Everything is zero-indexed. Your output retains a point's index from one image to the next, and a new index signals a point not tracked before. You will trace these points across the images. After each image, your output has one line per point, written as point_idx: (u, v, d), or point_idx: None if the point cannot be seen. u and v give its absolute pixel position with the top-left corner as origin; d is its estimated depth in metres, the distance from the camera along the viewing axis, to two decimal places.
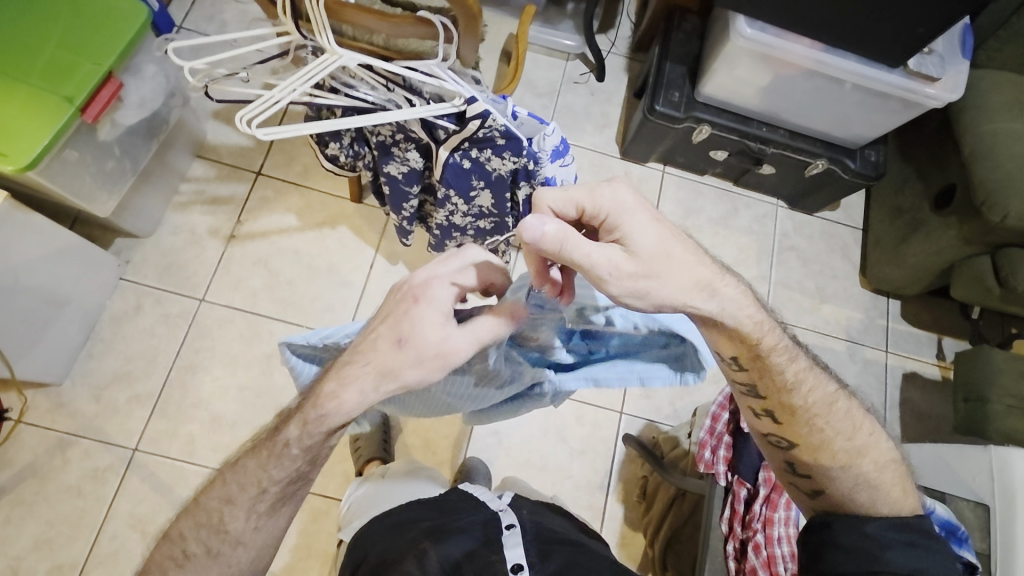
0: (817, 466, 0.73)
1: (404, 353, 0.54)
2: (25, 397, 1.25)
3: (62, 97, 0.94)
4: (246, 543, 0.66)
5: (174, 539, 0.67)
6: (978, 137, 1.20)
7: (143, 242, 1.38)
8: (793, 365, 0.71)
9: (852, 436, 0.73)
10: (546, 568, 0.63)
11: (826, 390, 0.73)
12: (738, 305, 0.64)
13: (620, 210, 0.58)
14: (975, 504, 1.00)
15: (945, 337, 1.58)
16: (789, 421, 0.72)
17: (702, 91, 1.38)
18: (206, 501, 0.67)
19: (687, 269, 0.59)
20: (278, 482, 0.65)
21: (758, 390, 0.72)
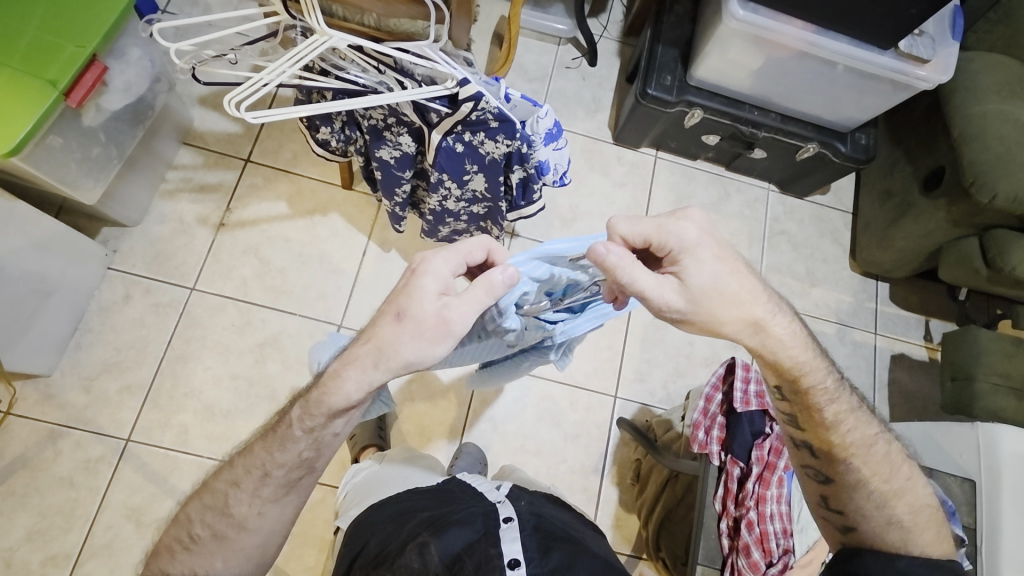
0: (852, 501, 0.74)
1: (402, 326, 0.59)
2: (14, 389, 1.24)
3: (44, 81, 0.92)
4: (249, 529, 0.66)
5: (183, 522, 0.68)
6: (967, 119, 1.21)
7: (130, 231, 1.36)
8: (836, 404, 0.73)
9: (891, 478, 0.73)
10: (545, 565, 0.63)
11: (866, 431, 0.74)
12: (785, 340, 0.69)
13: (683, 245, 0.64)
14: (962, 479, 1.02)
15: (933, 319, 1.60)
16: (827, 457, 0.74)
17: (695, 75, 1.37)
18: (213, 484, 0.68)
19: (740, 307, 0.66)
20: (283, 466, 0.65)
21: (797, 419, 0.75)
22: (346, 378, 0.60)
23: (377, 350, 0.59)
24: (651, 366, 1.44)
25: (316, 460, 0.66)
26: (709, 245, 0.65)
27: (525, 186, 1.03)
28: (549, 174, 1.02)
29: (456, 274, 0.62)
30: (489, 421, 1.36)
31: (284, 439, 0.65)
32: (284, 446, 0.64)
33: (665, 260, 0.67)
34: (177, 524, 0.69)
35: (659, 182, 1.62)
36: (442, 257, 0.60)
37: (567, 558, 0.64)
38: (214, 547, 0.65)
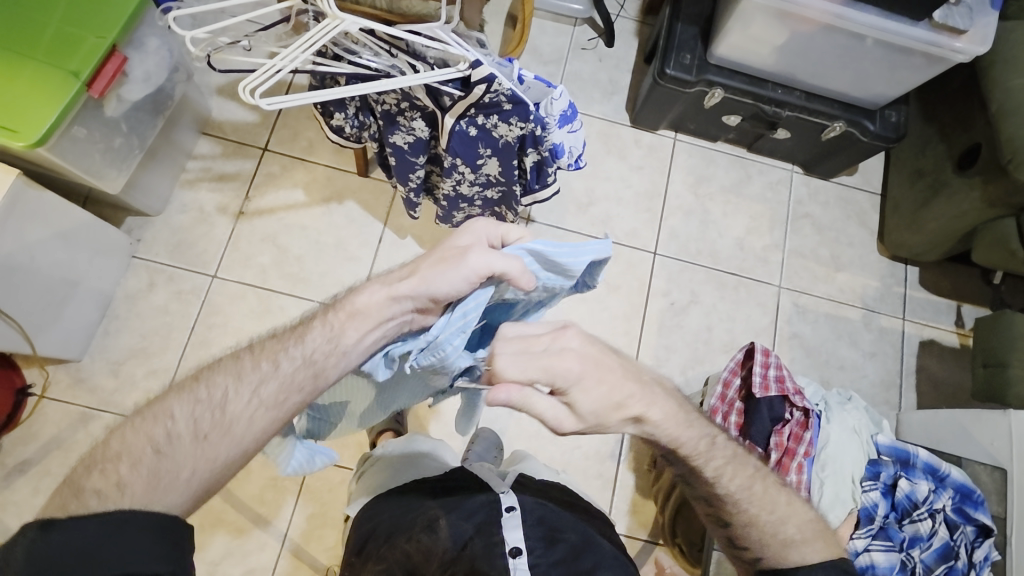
0: (755, 537, 0.67)
1: (445, 257, 0.59)
2: (47, 373, 1.28)
3: (66, 72, 0.93)
4: (234, 436, 0.58)
5: (155, 417, 0.57)
6: (1007, 93, 1.14)
7: (153, 220, 1.38)
8: (716, 456, 0.69)
9: (775, 508, 0.68)
10: (548, 556, 0.63)
11: (746, 471, 0.70)
12: (660, 423, 0.65)
13: (576, 375, 0.57)
14: (991, 467, 1.00)
15: (964, 304, 1.54)
16: (722, 507, 0.69)
17: (716, 53, 1.33)
18: (207, 378, 0.60)
19: (622, 402, 0.61)
20: (294, 362, 0.62)
21: (687, 479, 0.70)
22: (375, 291, 0.63)
23: (421, 275, 0.60)
24: (668, 353, 1.45)
25: (327, 365, 0.62)
26: (596, 363, 0.58)
27: (539, 169, 1.02)
28: (564, 157, 0.99)
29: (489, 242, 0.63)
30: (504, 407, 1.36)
31: (303, 335, 0.63)
32: (302, 339, 0.63)
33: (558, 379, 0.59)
34: (142, 420, 0.57)
35: (678, 165, 1.59)
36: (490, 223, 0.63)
37: (572, 550, 0.64)
38: (187, 450, 0.56)
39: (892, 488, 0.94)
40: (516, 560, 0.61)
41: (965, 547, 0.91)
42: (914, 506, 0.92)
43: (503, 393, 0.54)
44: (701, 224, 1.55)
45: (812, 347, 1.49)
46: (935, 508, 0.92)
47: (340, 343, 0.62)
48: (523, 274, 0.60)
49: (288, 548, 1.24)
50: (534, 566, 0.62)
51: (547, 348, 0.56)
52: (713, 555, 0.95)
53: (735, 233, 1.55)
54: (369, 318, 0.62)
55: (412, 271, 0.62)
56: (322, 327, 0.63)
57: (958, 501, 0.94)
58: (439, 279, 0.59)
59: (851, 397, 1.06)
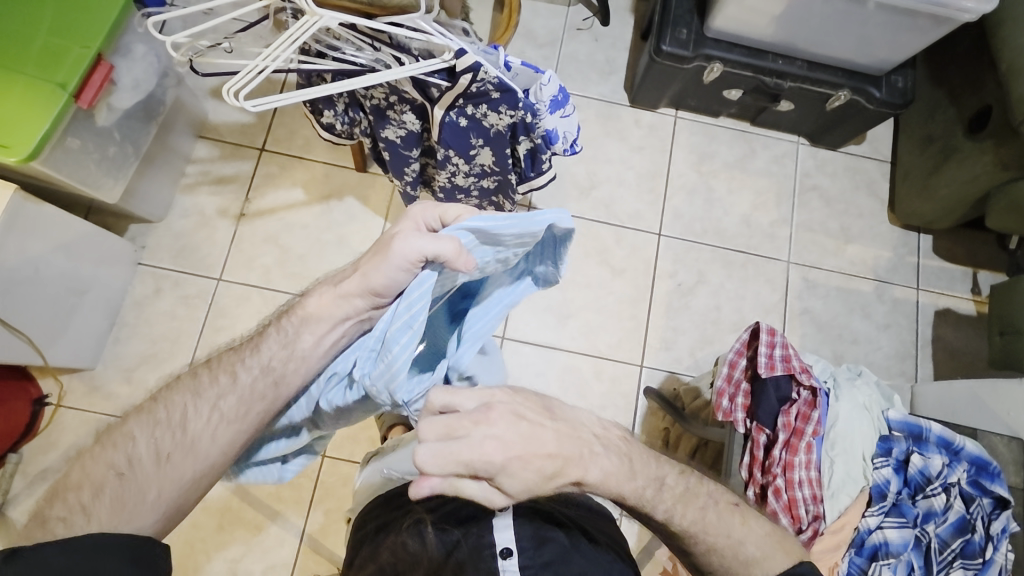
0: (717, 564, 0.66)
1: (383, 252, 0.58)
2: (62, 383, 1.31)
3: (55, 84, 0.93)
4: (196, 454, 0.60)
5: (116, 443, 0.60)
6: (1016, 52, 1.10)
7: (156, 226, 1.40)
8: (665, 500, 0.63)
9: (732, 531, 0.66)
10: (538, 557, 0.63)
11: (715, 511, 0.67)
12: (606, 481, 0.57)
13: (508, 452, 0.48)
14: (1007, 439, 0.97)
15: (981, 271, 1.51)
16: (682, 539, 0.66)
17: (712, 26, 1.30)
18: (166, 399, 0.63)
19: (561, 470, 0.53)
20: (251, 373, 0.63)
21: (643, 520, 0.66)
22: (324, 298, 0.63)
23: (362, 275, 0.59)
24: (676, 333, 1.44)
25: (282, 377, 0.63)
26: (524, 443, 0.49)
27: (533, 156, 1.00)
28: (558, 143, 0.97)
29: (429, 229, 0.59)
30: None
31: (258, 344, 0.64)
32: (257, 350, 0.64)
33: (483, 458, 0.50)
34: (102, 449, 0.60)
35: (680, 143, 1.56)
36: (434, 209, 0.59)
37: (563, 552, 0.64)
38: (151, 472, 0.59)
39: (905, 464, 0.93)
40: (505, 561, 0.62)
41: (982, 520, 0.91)
42: (928, 481, 0.92)
43: (426, 487, 0.48)
44: (706, 202, 1.53)
45: (824, 322, 1.47)
46: (949, 482, 0.91)
47: (295, 351, 0.63)
48: (460, 256, 0.54)
49: (306, 543, 1.26)
50: (524, 568, 0.62)
51: (464, 440, 0.47)
52: None
53: (740, 210, 1.53)
54: (321, 322, 0.62)
55: (355, 269, 0.62)
56: (275, 335, 0.64)
57: (975, 474, 0.93)
58: (375, 275, 0.58)
59: (862, 372, 1.04)
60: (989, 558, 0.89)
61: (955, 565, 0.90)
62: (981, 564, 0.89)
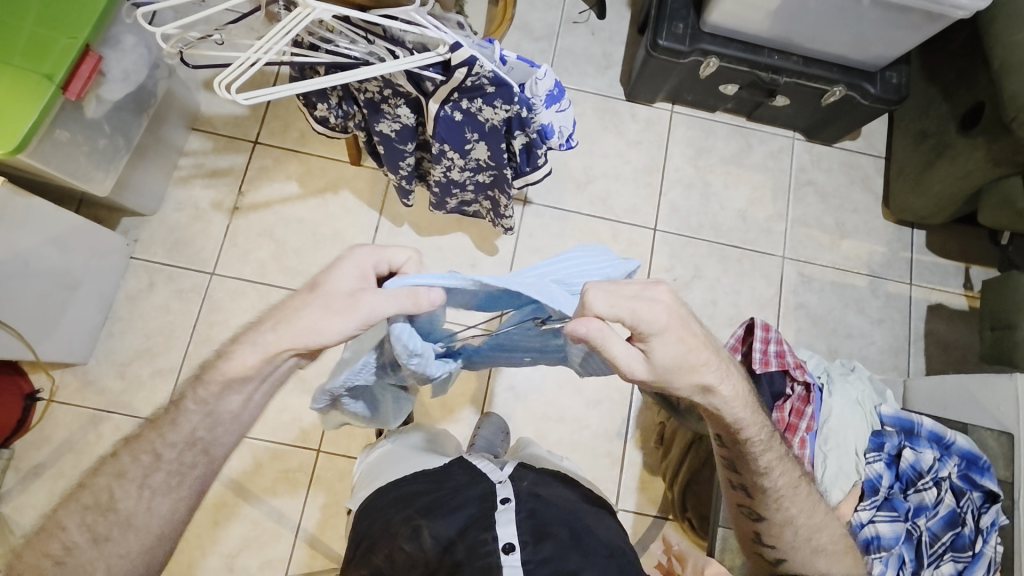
0: (786, 538, 0.76)
1: (312, 296, 0.60)
2: (54, 377, 1.30)
3: (41, 75, 0.92)
4: (136, 528, 0.61)
5: (47, 532, 0.60)
6: (1009, 48, 1.10)
7: (149, 220, 1.38)
8: (771, 451, 0.75)
9: (813, 513, 0.76)
10: (537, 553, 0.62)
11: (792, 474, 0.76)
12: (726, 401, 0.69)
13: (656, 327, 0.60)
14: (997, 432, 0.99)
15: (973, 266, 1.51)
16: (763, 500, 0.76)
17: (707, 21, 1.29)
18: (91, 483, 0.62)
19: (693, 372, 0.65)
20: (175, 446, 0.63)
21: (735, 465, 0.76)
22: (244, 345, 0.62)
23: (286, 318, 0.61)
24: None
25: (211, 443, 0.64)
26: (681, 324, 0.61)
27: (529, 151, 1.00)
28: (553, 138, 0.97)
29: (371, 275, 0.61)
30: (510, 391, 1.37)
31: (177, 416, 0.64)
32: (175, 423, 0.63)
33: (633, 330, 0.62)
34: (37, 538, 0.60)
35: (676, 138, 1.56)
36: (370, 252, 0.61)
37: (560, 547, 0.63)
38: (90, 554, 0.59)
39: (896, 459, 0.94)
40: (507, 556, 0.61)
41: (971, 513, 0.92)
42: (919, 475, 0.93)
43: (586, 324, 0.55)
44: (702, 197, 1.53)
45: (818, 317, 1.47)
46: (940, 476, 0.92)
47: (220, 416, 0.64)
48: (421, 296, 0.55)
49: (302, 538, 1.26)
50: (526, 562, 0.61)
51: (641, 304, 0.58)
52: (720, 531, 0.95)
53: (736, 204, 1.53)
54: (250, 379, 0.63)
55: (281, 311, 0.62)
56: (195, 403, 0.64)
57: (964, 468, 0.94)
58: (326, 326, 0.59)
59: (854, 367, 1.07)
60: (978, 550, 0.90)
61: (946, 558, 0.91)
62: (971, 557, 0.90)
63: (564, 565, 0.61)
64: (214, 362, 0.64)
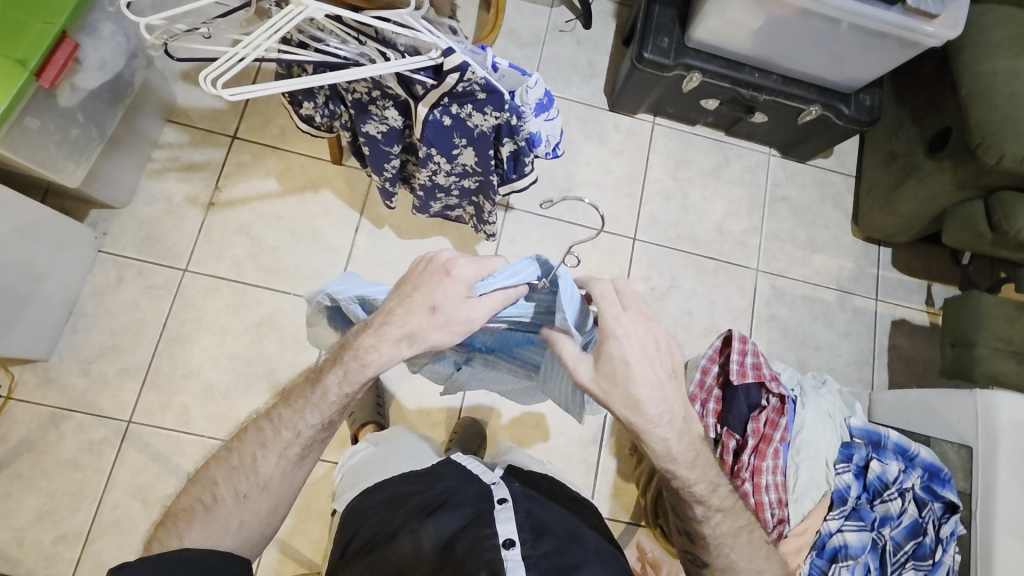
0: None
1: (436, 319, 0.60)
2: (13, 374, 1.25)
3: (14, 60, 0.88)
4: (271, 491, 0.68)
5: (202, 484, 0.69)
6: (975, 77, 1.15)
7: (119, 213, 1.34)
8: (712, 504, 0.73)
9: (754, 560, 0.73)
10: (536, 548, 0.62)
11: (736, 521, 0.74)
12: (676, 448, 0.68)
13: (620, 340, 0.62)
14: (958, 446, 1.05)
15: (934, 284, 1.58)
16: (703, 545, 0.74)
17: (693, 36, 1.32)
18: (239, 447, 0.70)
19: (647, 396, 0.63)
20: (313, 427, 0.68)
21: (680, 509, 0.75)
22: (380, 344, 0.61)
23: (404, 331, 0.61)
24: None
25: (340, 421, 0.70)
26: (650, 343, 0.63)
27: (516, 159, 1.00)
28: (541, 145, 0.98)
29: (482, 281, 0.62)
30: (487, 395, 1.36)
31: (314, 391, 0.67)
32: (316, 406, 0.67)
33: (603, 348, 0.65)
34: (194, 486, 0.70)
35: (657, 149, 1.58)
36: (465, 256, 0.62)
37: (557, 545, 0.64)
38: (232, 507, 0.67)
39: (865, 469, 0.99)
40: (508, 551, 0.61)
41: (932, 523, 0.96)
42: (885, 486, 0.97)
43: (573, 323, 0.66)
44: (681, 208, 1.56)
45: (788, 329, 1.51)
46: (905, 487, 0.96)
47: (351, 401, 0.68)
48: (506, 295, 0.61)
49: (273, 543, 1.23)
50: (526, 557, 0.61)
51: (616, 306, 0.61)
52: None
53: (714, 217, 1.56)
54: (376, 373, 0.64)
55: (393, 311, 0.61)
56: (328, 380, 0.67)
57: (926, 480, 0.98)
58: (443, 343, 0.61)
59: (825, 380, 1.10)
60: (937, 560, 0.93)
61: (907, 566, 0.94)
62: (931, 565, 0.93)
63: (566, 560, 0.62)
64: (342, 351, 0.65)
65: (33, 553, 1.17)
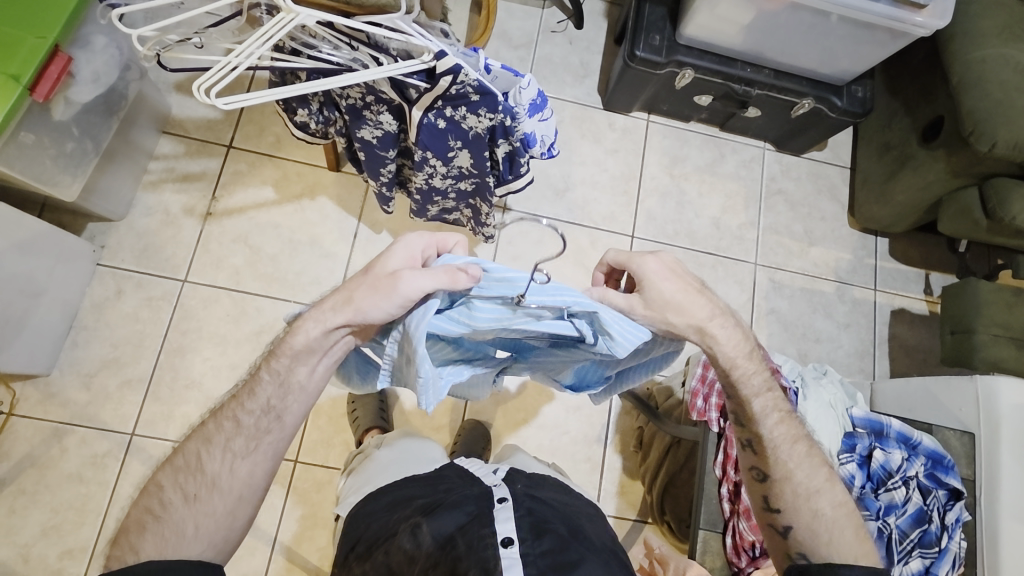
0: (788, 498, 0.73)
1: (366, 279, 0.63)
2: (14, 390, 1.24)
3: (7, 75, 0.88)
4: (221, 488, 0.65)
5: (150, 493, 0.66)
6: (966, 66, 1.16)
7: (117, 225, 1.34)
8: (765, 402, 0.76)
9: (815, 475, 0.74)
10: (538, 546, 0.62)
11: (793, 429, 0.77)
12: (728, 343, 0.72)
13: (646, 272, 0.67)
14: (960, 433, 1.04)
15: (933, 273, 1.58)
16: (766, 454, 0.75)
17: (683, 33, 1.33)
18: (184, 448, 0.69)
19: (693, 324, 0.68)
20: (253, 415, 0.68)
21: (739, 417, 0.77)
22: (307, 321, 0.66)
23: (343, 295, 0.64)
24: None
25: (284, 410, 0.68)
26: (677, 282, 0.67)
27: (512, 160, 1.01)
28: (536, 146, 0.98)
29: (426, 257, 0.65)
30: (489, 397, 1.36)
31: (255, 387, 0.68)
32: (254, 392, 0.68)
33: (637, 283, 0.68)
34: (142, 497, 0.66)
35: (652, 146, 1.59)
36: (423, 237, 0.64)
37: (560, 542, 0.64)
38: (184, 511, 0.64)
39: (868, 459, 0.98)
40: (506, 549, 0.61)
41: (938, 511, 0.97)
42: (889, 475, 0.96)
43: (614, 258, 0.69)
44: (678, 205, 1.56)
45: (789, 322, 1.52)
46: (908, 476, 0.96)
47: (292, 385, 0.68)
48: (455, 273, 0.58)
49: (279, 551, 1.23)
50: (525, 555, 0.61)
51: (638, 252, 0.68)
52: (701, 534, 0.97)
53: (710, 213, 1.57)
54: (315, 351, 0.67)
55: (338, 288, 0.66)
56: (268, 377, 0.68)
57: (930, 467, 1.00)
58: (372, 306, 0.61)
59: (826, 372, 1.11)
60: (943, 547, 0.95)
61: (914, 555, 0.94)
62: (937, 552, 0.94)
63: (566, 557, 0.62)
64: (284, 338, 0.67)
65: (38, 568, 1.17)
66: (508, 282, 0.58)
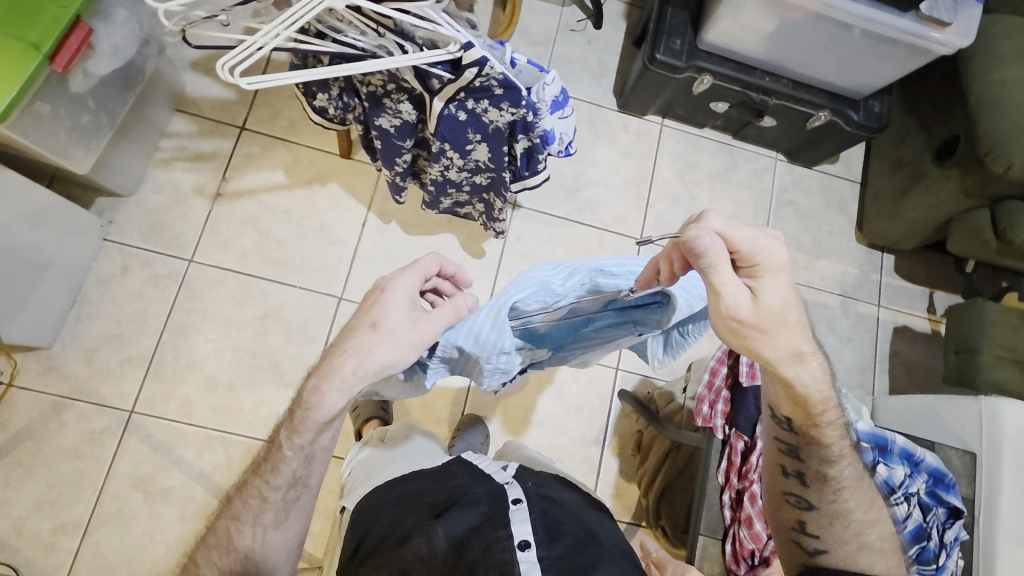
0: (836, 530, 0.74)
1: (376, 334, 0.63)
2: (14, 361, 1.24)
3: (27, 44, 0.87)
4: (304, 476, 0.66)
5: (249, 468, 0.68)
6: (985, 87, 1.16)
7: (126, 201, 1.33)
8: (836, 445, 0.75)
9: (870, 509, 0.75)
10: (554, 549, 0.62)
11: (857, 466, 0.77)
12: (814, 377, 0.70)
13: (768, 267, 0.60)
14: (962, 452, 1.05)
15: (937, 291, 1.59)
16: (816, 486, 0.75)
17: (705, 39, 1.32)
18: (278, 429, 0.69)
19: (791, 336, 0.65)
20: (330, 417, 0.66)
21: (798, 452, 0.76)
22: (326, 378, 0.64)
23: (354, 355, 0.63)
24: None
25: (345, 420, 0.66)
26: (784, 313, 0.63)
27: (529, 156, 1.00)
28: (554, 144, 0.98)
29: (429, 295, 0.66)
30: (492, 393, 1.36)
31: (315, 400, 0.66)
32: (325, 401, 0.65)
33: (741, 268, 0.61)
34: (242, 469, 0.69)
35: (665, 150, 1.59)
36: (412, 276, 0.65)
37: (574, 547, 0.64)
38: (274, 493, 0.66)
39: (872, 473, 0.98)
40: (523, 552, 0.61)
41: (937, 528, 0.98)
42: (892, 490, 0.96)
43: (708, 237, 0.56)
44: (688, 210, 1.56)
45: None
46: (910, 492, 0.96)
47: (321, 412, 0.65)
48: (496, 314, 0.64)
49: None
50: (543, 559, 0.61)
51: (772, 241, 0.60)
52: (701, 539, 0.96)
53: None
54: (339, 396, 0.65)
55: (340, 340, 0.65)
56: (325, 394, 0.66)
57: (933, 485, 1.00)
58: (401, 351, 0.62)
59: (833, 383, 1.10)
60: (940, 564, 0.96)
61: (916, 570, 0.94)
62: (935, 568, 0.95)
63: (582, 559, 0.62)
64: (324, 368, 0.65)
65: (31, 543, 1.16)
66: (635, 272, 0.68)
